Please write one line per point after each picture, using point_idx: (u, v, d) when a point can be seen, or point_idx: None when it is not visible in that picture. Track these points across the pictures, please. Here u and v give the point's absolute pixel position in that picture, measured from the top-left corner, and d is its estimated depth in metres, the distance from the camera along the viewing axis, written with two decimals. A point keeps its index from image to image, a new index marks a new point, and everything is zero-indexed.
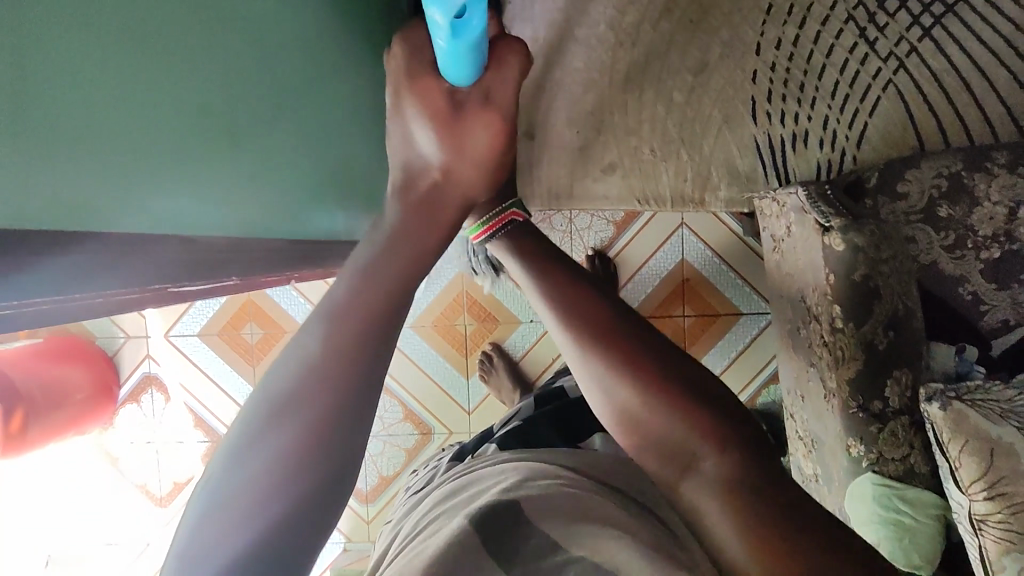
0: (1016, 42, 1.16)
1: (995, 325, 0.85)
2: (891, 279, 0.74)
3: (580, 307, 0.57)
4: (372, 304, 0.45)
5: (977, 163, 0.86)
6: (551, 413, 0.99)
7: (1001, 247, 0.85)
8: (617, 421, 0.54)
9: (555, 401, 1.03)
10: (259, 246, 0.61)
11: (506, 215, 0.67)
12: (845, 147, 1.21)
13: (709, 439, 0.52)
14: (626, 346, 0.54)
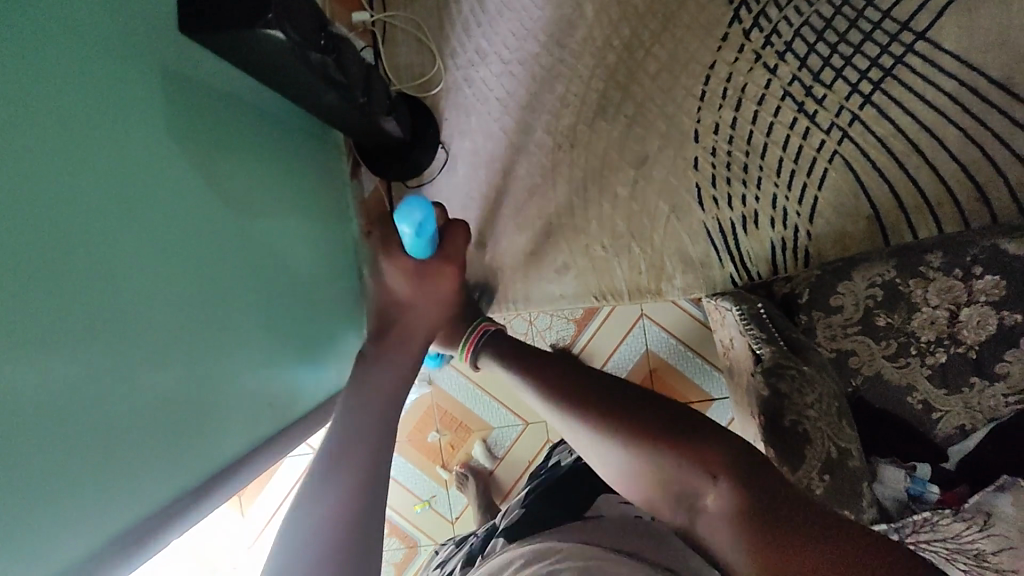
0: (961, 97, 1.14)
1: (950, 434, 0.83)
2: (819, 420, 0.72)
3: (573, 388, 0.61)
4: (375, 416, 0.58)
5: (912, 268, 0.85)
6: (548, 493, 0.80)
7: (946, 351, 0.84)
8: (628, 483, 0.56)
9: (545, 477, 0.86)
10: (141, 500, 0.60)
11: (480, 329, 0.83)
12: (798, 223, 1.19)
13: (705, 472, 0.52)
14: (602, 402, 0.58)
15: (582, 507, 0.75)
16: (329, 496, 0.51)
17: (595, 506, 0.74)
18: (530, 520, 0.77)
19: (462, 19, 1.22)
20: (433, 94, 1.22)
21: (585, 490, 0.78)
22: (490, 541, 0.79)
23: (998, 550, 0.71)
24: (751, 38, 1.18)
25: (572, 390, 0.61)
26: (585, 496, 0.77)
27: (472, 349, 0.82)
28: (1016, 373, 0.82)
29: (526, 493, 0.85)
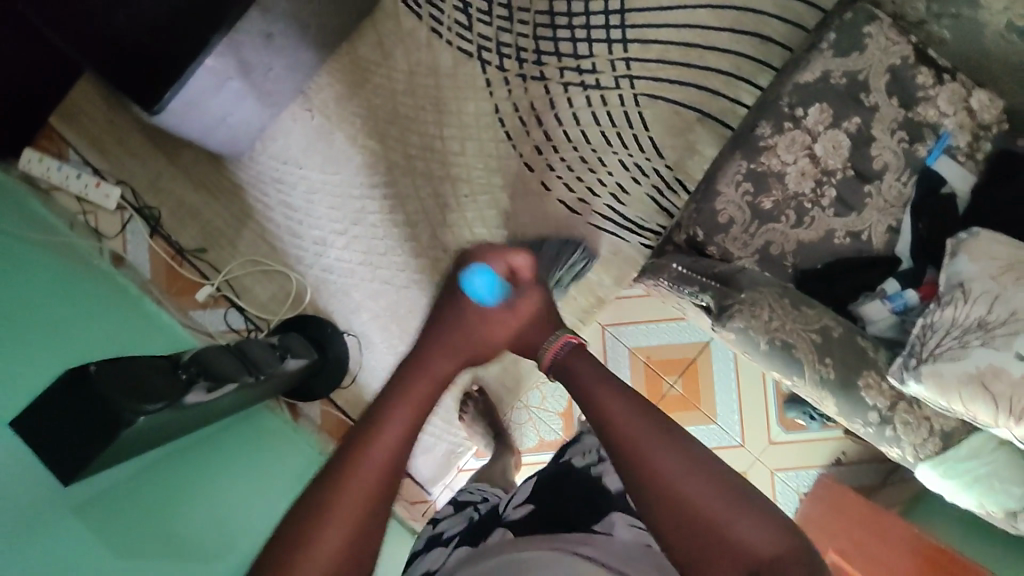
0: None
1: (886, 239, 0.89)
2: (789, 323, 0.76)
3: (639, 425, 0.63)
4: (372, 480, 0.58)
5: (755, 149, 0.90)
6: (561, 494, 0.77)
7: (831, 184, 0.89)
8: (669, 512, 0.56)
9: (560, 474, 0.81)
10: None
11: (563, 339, 0.83)
12: (655, 166, 1.27)
13: (742, 511, 0.55)
14: (655, 427, 0.62)
15: (593, 521, 0.71)
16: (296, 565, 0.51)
17: (607, 523, 0.71)
18: (537, 519, 0.74)
19: (283, 227, 1.26)
20: (309, 301, 1.25)
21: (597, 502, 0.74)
22: (491, 530, 0.76)
23: (990, 305, 0.73)
24: (506, 68, 1.27)
25: (673, 443, 0.61)
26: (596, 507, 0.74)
27: (551, 351, 0.83)
28: (890, 158, 0.89)
29: (534, 486, 0.81)
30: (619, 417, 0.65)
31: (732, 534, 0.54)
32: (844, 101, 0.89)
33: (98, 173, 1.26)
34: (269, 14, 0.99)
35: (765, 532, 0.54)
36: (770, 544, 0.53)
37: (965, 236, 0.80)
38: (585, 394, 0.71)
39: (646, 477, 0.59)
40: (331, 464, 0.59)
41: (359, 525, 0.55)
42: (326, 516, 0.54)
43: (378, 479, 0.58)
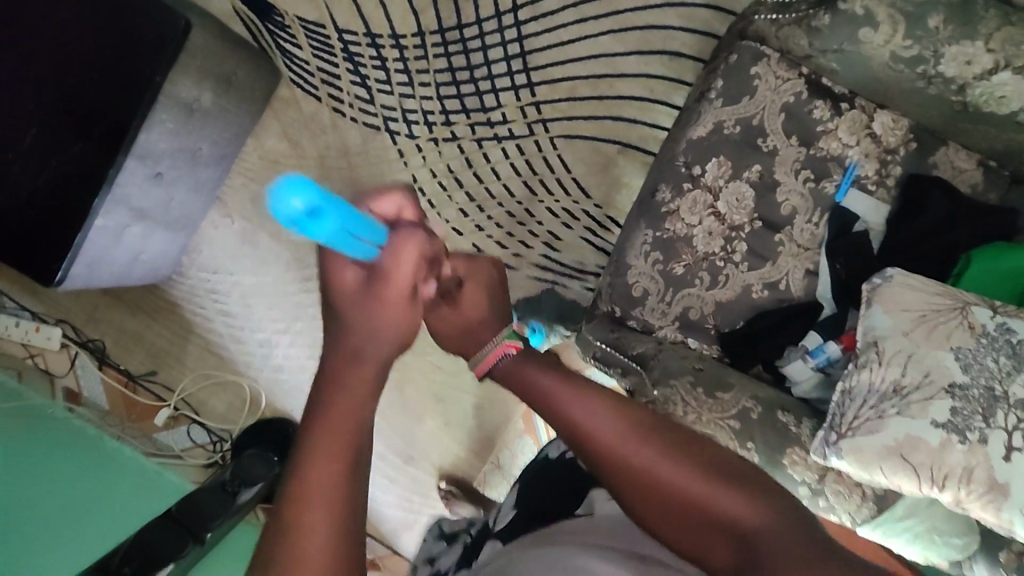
0: (589, 12, 1.16)
1: (805, 286, 0.86)
2: (705, 415, 0.75)
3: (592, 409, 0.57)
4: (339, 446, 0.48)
5: (659, 216, 0.87)
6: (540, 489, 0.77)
7: (740, 239, 0.86)
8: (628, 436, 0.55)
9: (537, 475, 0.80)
10: None
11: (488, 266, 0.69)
12: (583, 207, 1.23)
13: (696, 458, 0.54)
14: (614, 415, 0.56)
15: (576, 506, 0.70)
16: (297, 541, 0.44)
17: (588, 504, 0.69)
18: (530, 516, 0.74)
19: (227, 336, 1.27)
20: (266, 403, 1.27)
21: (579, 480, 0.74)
22: (486, 544, 0.75)
23: (904, 368, 0.71)
24: (416, 135, 1.23)
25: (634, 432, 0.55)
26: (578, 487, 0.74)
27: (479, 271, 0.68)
28: (799, 203, 0.86)
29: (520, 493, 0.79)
30: (585, 420, 0.57)
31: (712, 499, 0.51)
32: (742, 151, 0.86)
33: (36, 315, 1.26)
34: (147, 157, 0.95)
35: (687, 475, 0.53)
36: (749, 514, 0.50)
37: (880, 281, 0.78)
38: (533, 391, 0.61)
39: (616, 460, 0.54)
40: (313, 410, 0.50)
41: (348, 481, 0.47)
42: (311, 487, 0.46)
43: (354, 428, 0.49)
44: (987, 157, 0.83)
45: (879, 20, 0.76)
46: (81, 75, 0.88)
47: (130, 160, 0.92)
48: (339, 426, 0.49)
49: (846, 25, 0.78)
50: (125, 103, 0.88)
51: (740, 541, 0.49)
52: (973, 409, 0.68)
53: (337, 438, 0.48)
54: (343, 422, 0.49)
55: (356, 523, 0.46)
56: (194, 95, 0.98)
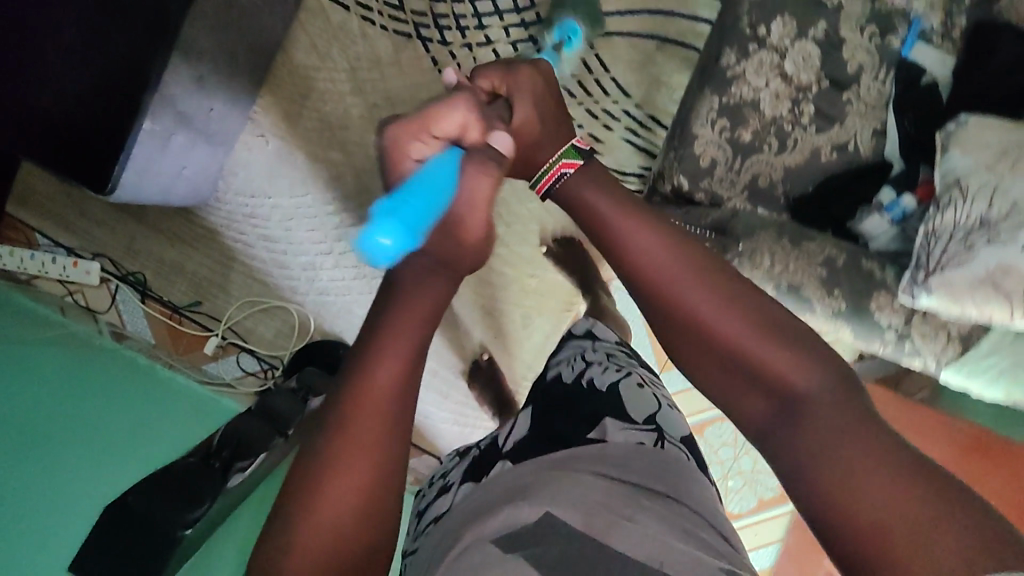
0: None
1: (874, 145, 0.86)
2: (792, 264, 0.76)
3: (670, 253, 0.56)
4: (381, 400, 0.50)
5: (724, 81, 0.85)
6: (561, 414, 0.74)
7: (808, 101, 0.85)
8: (696, 274, 0.55)
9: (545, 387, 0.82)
10: None
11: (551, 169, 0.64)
12: (624, 107, 1.22)
13: (771, 337, 0.51)
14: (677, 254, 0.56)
15: (586, 431, 0.69)
16: (339, 485, 0.47)
17: (601, 430, 0.68)
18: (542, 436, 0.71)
19: (269, 262, 1.25)
20: (314, 326, 1.27)
21: (594, 410, 0.72)
22: (491, 466, 0.71)
23: (991, 202, 0.71)
24: (450, 41, 1.20)
25: (702, 272, 0.55)
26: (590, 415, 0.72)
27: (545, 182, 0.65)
28: (867, 59, 0.84)
29: (531, 414, 0.78)
30: (645, 255, 0.56)
31: (776, 378, 0.50)
32: (809, 9, 0.83)
33: (72, 251, 1.24)
34: (191, 56, 0.92)
35: (788, 358, 0.50)
36: (801, 379, 0.49)
37: (952, 126, 0.78)
38: (588, 207, 0.61)
39: (683, 322, 0.54)
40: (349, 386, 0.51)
41: (383, 441, 0.49)
42: (342, 438, 0.49)
43: (386, 407, 0.50)
44: None
45: None
46: None
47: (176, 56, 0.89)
48: (387, 376, 0.51)
49: None
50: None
51: (831, 451, 0.45)
52: None
53: (380, 391, 0.50)
54: (385, 382, 0.51)
55: (393, 433, 0.50)
56: None
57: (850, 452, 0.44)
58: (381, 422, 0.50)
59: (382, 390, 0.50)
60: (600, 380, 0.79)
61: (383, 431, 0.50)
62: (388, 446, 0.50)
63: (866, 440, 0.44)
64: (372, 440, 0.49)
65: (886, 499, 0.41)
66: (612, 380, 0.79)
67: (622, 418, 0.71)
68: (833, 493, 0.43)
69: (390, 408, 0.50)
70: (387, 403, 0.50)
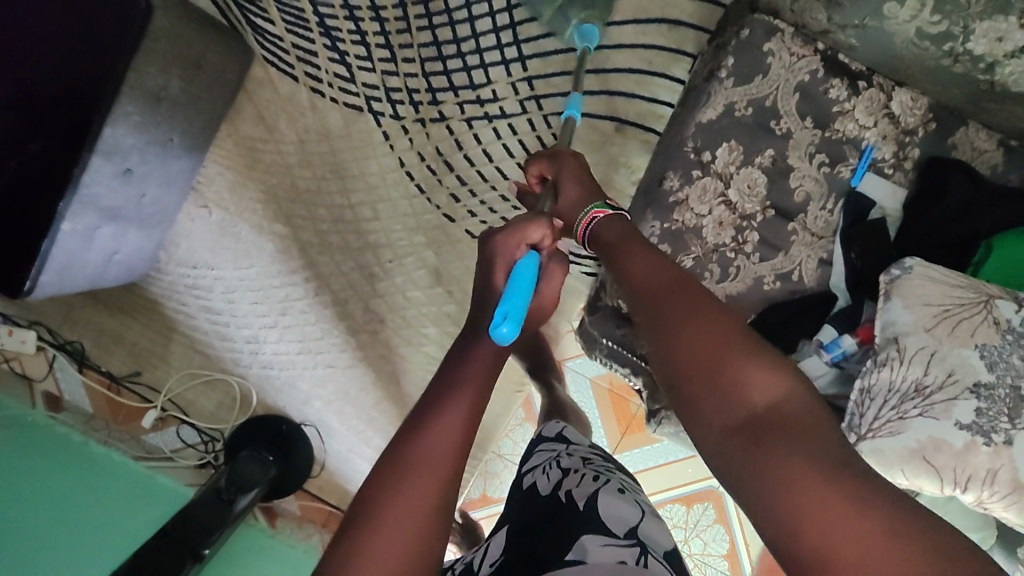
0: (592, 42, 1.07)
1: (820, 276, 0.83)
2: None
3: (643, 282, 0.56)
4: (416, 499, 0.49)
5: (666, 206, 0.83)
6: (537, 536, 0.73)
7: (752, 229, 0.82)
8: (670, 289, 0.54)
9: (522, 501, 0.81)
10: None
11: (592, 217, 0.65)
12: None
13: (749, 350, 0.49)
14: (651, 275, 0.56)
15: (563, 550, 0.68)
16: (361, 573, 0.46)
17: (578, 549, 0.67)
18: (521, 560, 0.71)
19: (211, 333, 1.21)
20: (257, 402, 1.23)
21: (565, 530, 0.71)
22: None
23: (926, 367, 0.68)
24: (402, 115, 1.15)
25: (676, 292, 0.54)
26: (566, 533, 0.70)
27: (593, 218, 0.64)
28: (814, 189, 0.81)
29: (509, 537, 0.76)
30: (635, 267, 0.57)
31: (735, 387, 0.48)
32: (754, 135, 0.81)
33: (9, 317, 1.21)
34: (114, 154, 0.88)
35: (764, 380, 0.48)
36: (775, 394, 0.47)
37: (895, 273, 0.74)
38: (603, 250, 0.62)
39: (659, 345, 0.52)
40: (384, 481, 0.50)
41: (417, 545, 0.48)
42: (374, 529, 0.48)
43: (425, 505, 0.49)
44: (1007, 136, 0.80)
45: None
46: (33, 71, 0.81)
47: (95, 157, 0.85)
48: (423, 481, 0.50)
49: None
50: (92, 95, 0.82)
51: (798, 492, 0.43)
52: (998, 409, 0.65)
53: (416, 487, 0.49)
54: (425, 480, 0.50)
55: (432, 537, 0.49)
56: (161, 84, 0.90)
57: (820, 488, 0.42)
58: (418, 519, 0.48)
59: (418, 489, 0.49)
60: (578, 493, 0.76)
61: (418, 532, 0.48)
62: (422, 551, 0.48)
63: (836, 492, 0.42)
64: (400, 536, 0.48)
65: (865, 552, 0.39)
66: (589, 492, 0.75)
67: (594, 529, 0.70)
68: (810, 544, 0.41)
69: (426, 510, 0.49)
70: (428, 508, 0.49)
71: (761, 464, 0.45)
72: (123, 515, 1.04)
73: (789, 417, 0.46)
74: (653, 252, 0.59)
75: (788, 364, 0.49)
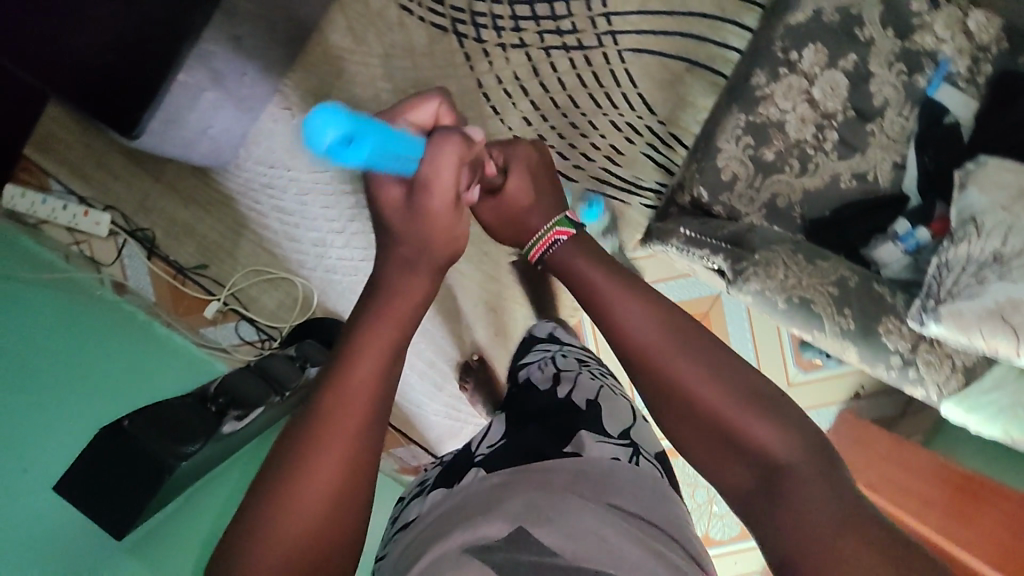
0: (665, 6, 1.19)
1: (893, 178, 0.87)
2: (805, 280, 0.77)
3: (657, 322, 0.58)
4: (348, 426, 0.48)
5: (753, 100, 0.87)
6: (536, 425, 0.69)
7: (832, 128, 0.87)
8: (666, 340, 0.57)
9: (519, 396, 0.78)
10: None
11: (546, 237, 0.68)
12: (647, 123, 1.23)
13: (748, 407, 0.53)
14: (654, 317, 0.58)
15: (561, 442, 0.64)
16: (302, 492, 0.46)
17: (576, 442, 0.64)
18: (515, 448, 0.65)
19: (281, 233, 1.25)
20: (317, 303, 1.26)
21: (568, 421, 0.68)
22: (465, 469, 0.65)
23: (1005, 237, 0.72)
24: (484, 39, 1.22)
25: (682, 340, 0.57)
26: (569, 428, 0.67)
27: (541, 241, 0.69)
28: (892, 95, 0.87)
29: (510, 421, 0.72)
30: (631, 314, 0.59)
31: (747, 446, 0.53)
32: (840, 40, 0.86)
33: (84, 201, 1.24)
34: (231, 18, 0.93)
35: (773, 430, 0.52)
36: (782, 446, 0.52)
37: (971, 167, 0.80)
38: (582, 277, 0.64)
39: (676, 376, 0.56)
40: (316, 401, 0.49)
41: (349, 476, 0.48)
42: (308, 449, 0.47)
43: (356, 428, 0.49)
44: None
45: None
46: None
47: (217, 15, 0.90)
48: (357, 402, 0.49)
49: None
50: None
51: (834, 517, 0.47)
52: None
53: (347, 408, 0.49)
54: (359, 400, 0.49)
55: (357, 479, 0.48)
56: None
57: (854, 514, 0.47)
58: (351, 438, 0.48)
59: (350, 418, 0.49)
60: (573, 391, 0.75)
61: (352, 455, 0.48)
62: (359, 473, 0.48)
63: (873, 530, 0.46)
64: (337, 455, 0.48)
65: None
66: (585, 392, 0.75)
67: (597, 429, 0.67)
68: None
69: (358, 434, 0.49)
70: (362, 428, 0.49)
71: (809, 504, 0.49)
72: (179, 385, 1.05)
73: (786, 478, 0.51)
74: (645, 295, 0.60)
75: (789, 413, 0.53)
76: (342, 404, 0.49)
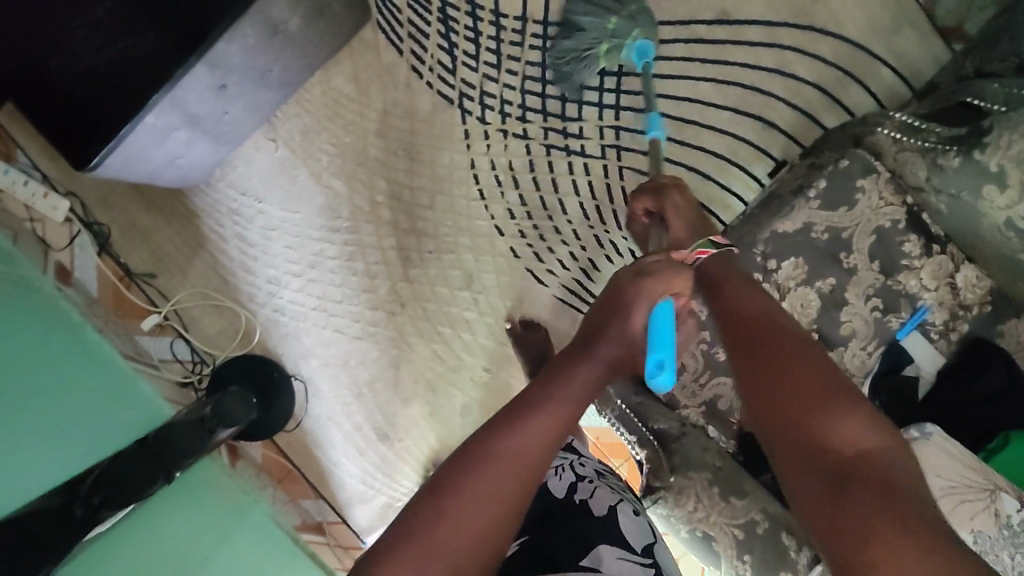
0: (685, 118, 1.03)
1: None
2: (712, 515, 0.76)
3: (746, 311, 0.63)
4: (492, 487, 0.51)
5: None
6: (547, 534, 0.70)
7: None
8: (752, 326, 0.62)
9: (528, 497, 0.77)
10: None
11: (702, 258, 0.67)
12: (629, 245, 1.07)
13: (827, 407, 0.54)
14: (750, 306, 0.63)
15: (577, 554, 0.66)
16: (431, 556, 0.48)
17: (595, 557, 0.66)
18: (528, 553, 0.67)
19: (238, 262, 1.23)
20: (257, 340, 1.24)
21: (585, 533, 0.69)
22: None
23: None
24: (488, 121, 1.13)
25: (776, 334, 0.60)
26: (580, 540, 0.68)
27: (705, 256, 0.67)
28: (861, 326, 0.83)
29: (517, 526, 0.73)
30: (739, 301, 0.64)
31: (824, 432, 0.52)
32: (822, 260, 0.83)
33: (49, 180, 1.21)
34: (218, 66, 0.88)
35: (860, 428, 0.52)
36: (863, 442, 0.51)
37: (919, 431, 0.75)
38: (718, 297, 0.65)
39: (758, 357, 0.59)
40: (468, 464, 0.52)
41: (493, 533, 0.50)
42: (460, 493, 0.50)
43: (501, 495, 0.51)
44: None
45: (1008, 182, 0.72)
46: None
47: (201, 65, 0.85)
48: (500, 475, 0.52)
49: (975, 174, 0.74)
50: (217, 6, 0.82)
51: (864, 498, 0.47)
52: None
53: (511, 457, 0.52)
54: (520, 447, 0.53)
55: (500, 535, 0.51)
56: (285, 17, 0.90)
57: (879, 501, 0.47)
58: (502, 499, 0.51)
59: (501, 479, 0.51)
60: (593, 503, 0.74)
61: (496, 518, 0.50)
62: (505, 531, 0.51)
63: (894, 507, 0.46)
64: (486, 507, 0.50)
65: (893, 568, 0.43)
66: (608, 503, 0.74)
67: (617, 544, 0.68)
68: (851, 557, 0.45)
69: (502, 496, 0.51)
70: (509, 489, 0.51)
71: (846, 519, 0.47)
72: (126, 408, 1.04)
73: (866, 454, 0.51)
74: (759, 294, 0.65)
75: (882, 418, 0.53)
76: (492, 462, 0.52)
